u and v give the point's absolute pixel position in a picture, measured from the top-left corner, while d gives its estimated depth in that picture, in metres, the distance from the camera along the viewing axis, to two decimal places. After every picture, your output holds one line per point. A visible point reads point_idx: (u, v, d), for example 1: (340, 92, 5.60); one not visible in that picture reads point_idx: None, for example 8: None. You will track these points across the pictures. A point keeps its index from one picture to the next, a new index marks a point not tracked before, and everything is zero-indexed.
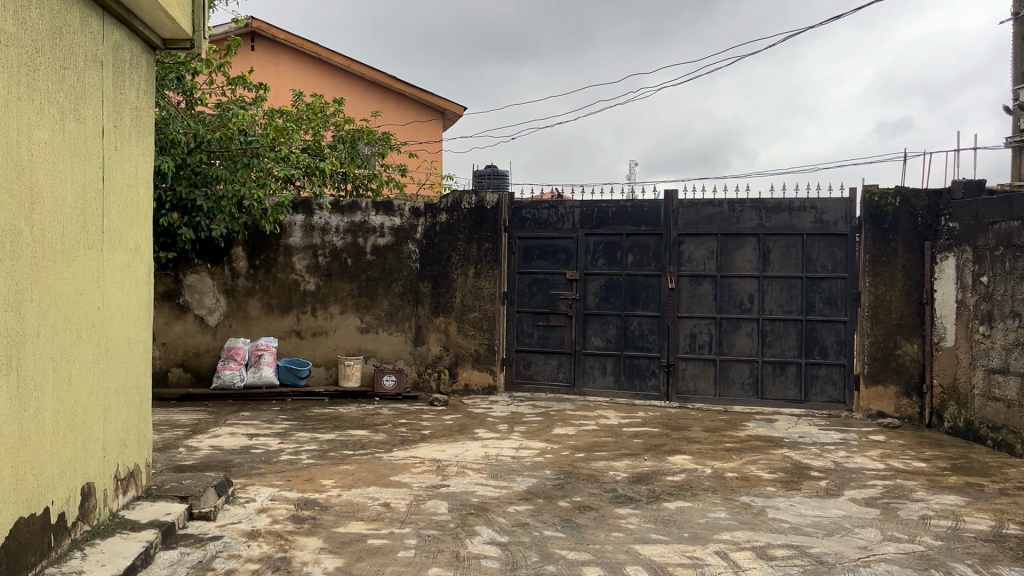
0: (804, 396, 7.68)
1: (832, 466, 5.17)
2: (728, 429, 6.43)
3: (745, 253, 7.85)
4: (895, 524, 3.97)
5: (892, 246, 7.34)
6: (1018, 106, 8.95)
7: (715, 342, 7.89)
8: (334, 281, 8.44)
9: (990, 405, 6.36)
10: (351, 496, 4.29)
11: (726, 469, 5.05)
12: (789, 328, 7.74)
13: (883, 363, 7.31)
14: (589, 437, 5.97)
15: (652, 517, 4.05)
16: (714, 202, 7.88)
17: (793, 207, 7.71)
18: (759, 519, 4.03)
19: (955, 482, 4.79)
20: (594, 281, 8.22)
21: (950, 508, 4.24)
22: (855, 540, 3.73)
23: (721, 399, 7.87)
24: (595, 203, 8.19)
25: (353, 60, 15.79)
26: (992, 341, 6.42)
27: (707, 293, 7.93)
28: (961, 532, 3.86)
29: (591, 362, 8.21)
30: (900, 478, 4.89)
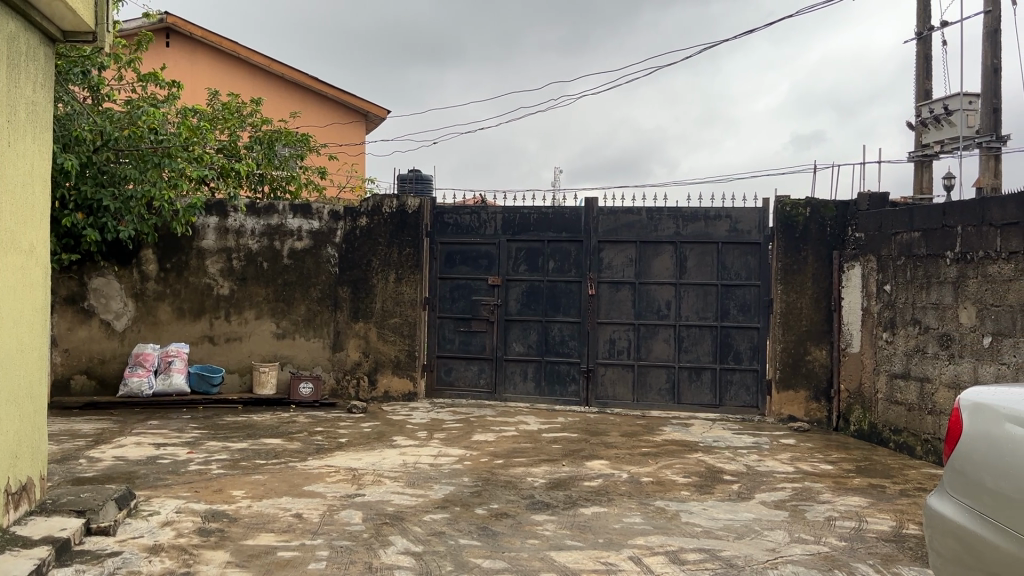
0: (719, 400, 7.85)
1: (744, 469, 5.29)
2: (645, 433, 6.53)
3: (662, 260, 7.99)
4: (802, 526, 4.09)
5: (802, 255, 7.56)
6: (920, 122, 9.38)
7: (633, 348, 8.00)
8: (248, 285, 8.24)
9: (893, 408, 6.62)
10: (262, 507, 4.18)
11: (641, 473, 5.12)
12: (705, 334, 7.90)
13: (793, 368, 7.52)
14: (509, 443, 5.97)
15: (568, 523, 4.07)
16: (633, 209, 8.00)
17: (708, 216, 7.89)
18: (672, 523, 4.09)
19: (860, 484, 4.96)
20: (516, 287, 8.24)
21: (855, 509, 4.39)
22: (763, 542, 3.82)
23: (639, 404, 7.98)
24: (517, 209, 8.21)
25: (273, 59, 15.52)
26: (894, 347, 6.69)
27: (626, 300, 8.03)
28: (864, 533, 3.99)
29: (512, 368, 8.22)
30: (809, 480, 5.04)
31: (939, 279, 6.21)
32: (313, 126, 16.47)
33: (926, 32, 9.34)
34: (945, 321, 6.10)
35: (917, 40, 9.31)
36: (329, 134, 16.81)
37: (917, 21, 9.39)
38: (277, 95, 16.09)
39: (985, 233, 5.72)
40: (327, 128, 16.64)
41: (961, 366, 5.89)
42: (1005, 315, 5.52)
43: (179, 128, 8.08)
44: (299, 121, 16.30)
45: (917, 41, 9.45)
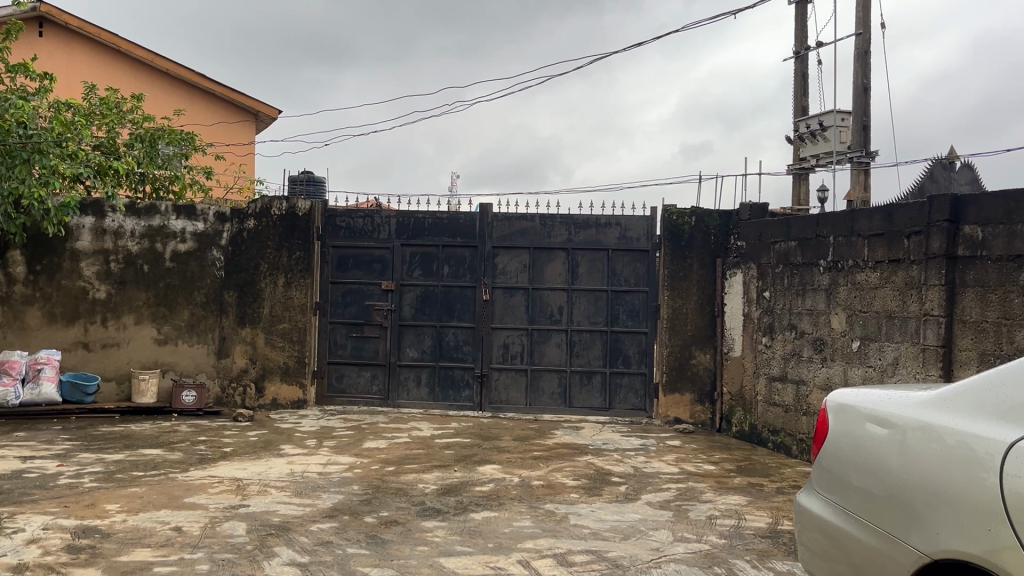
0: (609, 404, 8.02)
1: (631, 471, 5.42)
2: (537, 437, 6.59)
3: (555, 266, 8.11)
4: (684, 525, 4.22)
5: (688, 263, 7.81)
6: (797, 137, 9.87)
7: (527, 353, 8.08)
8: (127, 289, 7.88)
9: (771, 410, 6.92)
10: (139, 521, 4.00)
11: (532, 477, 5.17)
12: (595, 339, 8.06)
13: (679, 372, 7.75)
14: (400, 450, 5.92)
15: (458, 529, 4.07)
16: (527, 216, 8.07)
17: (599, 223, 8.06)
18: (561, 526, 4.15)
19: (739, 483, 5.16)
20: (410, 292, 8.18)
21: (734, 508, 4.56)
22: (648, 542, 3.93)
23: (532, 408, 8.05)
24: (411, 213, 8.15)
25: (157, 54, 14.95)
26: (772, 351, 7.01)
27: (520, 305, 8.11)
28: (742, 530, 4.15)
29: (405, 374, 8.15)
30: (692, 480, 5.20)
31: (813, 287, 6.54)
32: (200, 125, 15.91)
33: (803, 52, 9.84)
34: (819, 326, 6.44)
35: (795, 59, 9.79)
36: (217, 135, 16.30)
37: (795, 40, 9.88)
38: (162, 92, 15.46)
39: (854, 243, 6.06)
40: (214, 128, 16.12)
41: (833, 369, 6.23)
42: (872, 321, 5.86)
43: (52, 123, 7.66)
44: (185, 119, 15.73)
45: (795, 59, 9.93)
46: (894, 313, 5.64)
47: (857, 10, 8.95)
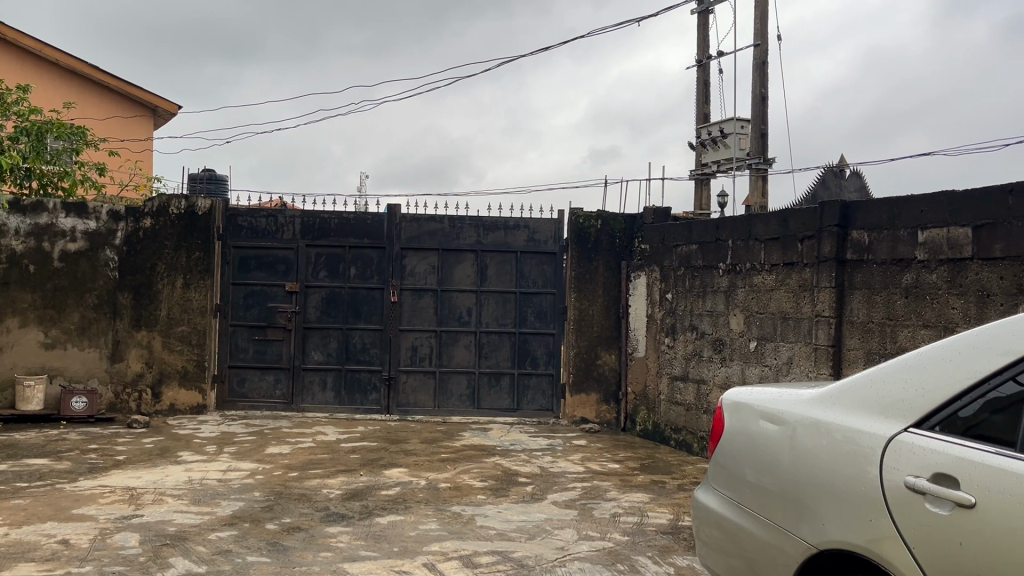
0: (517, 405, 8.07)
1: (538, 471, 5.47)
2: (445, 439, 6.58)
3: (463, 268, 8.10)
4: (589, 523, 4.28)
5: (594, 265, 7.94)
6: (699, 143, 10.16)
7: (435, 355, 8.04)
8: (11, 290, 7.48)
9: (674, 408, 7.10)
10: (21, 535, 3.79)
11: (439, 479, 5.15)
12: (503, 341, 8.09)
13: (586, 372, 7.87)
14: (305, 455, 5.80)
15: (363, 533, 4.01)
16: (435, 218, 8.04)
17: (508, 225, 8.10)
18: (467, 527, 4.14)
19: (643, 481, 5.28)
20: (315, 293, 8.03)
21: (637, 505, 4.66)
22: (553, 541, 3.97)
23: (440, 410, 8.03)
24: (316, 213, 8.01)
25: (48, 43, 14.20)
26: (674, 351, 7.19)
27: (428, 307, 8.06)
28: (645, 527, 4.24)
29: (310, 378, 8.00)
30: (597, 479, 5.29)
31: (713, 289, 6.75)
32: (93, 119, 15.23)
33: (706, 61, 10.14)
34: (718, 327, 6.64)
35: (698, 67, 10.09)
36: (110, 130, 15.56)
37: (698, 50, 10.17)
38: (51, 84, 14.71)
39: (752, 247, 6.28)
40: (109, 122, 15.46)
41: (732, 369, 6.45)
42: (768, 322, 6.08)
43: None
44: (76, 112, 15.02)
45: (698, 68, 10.22)
46: (789, 314, 5.87)
47: (755, 23, 9.29)
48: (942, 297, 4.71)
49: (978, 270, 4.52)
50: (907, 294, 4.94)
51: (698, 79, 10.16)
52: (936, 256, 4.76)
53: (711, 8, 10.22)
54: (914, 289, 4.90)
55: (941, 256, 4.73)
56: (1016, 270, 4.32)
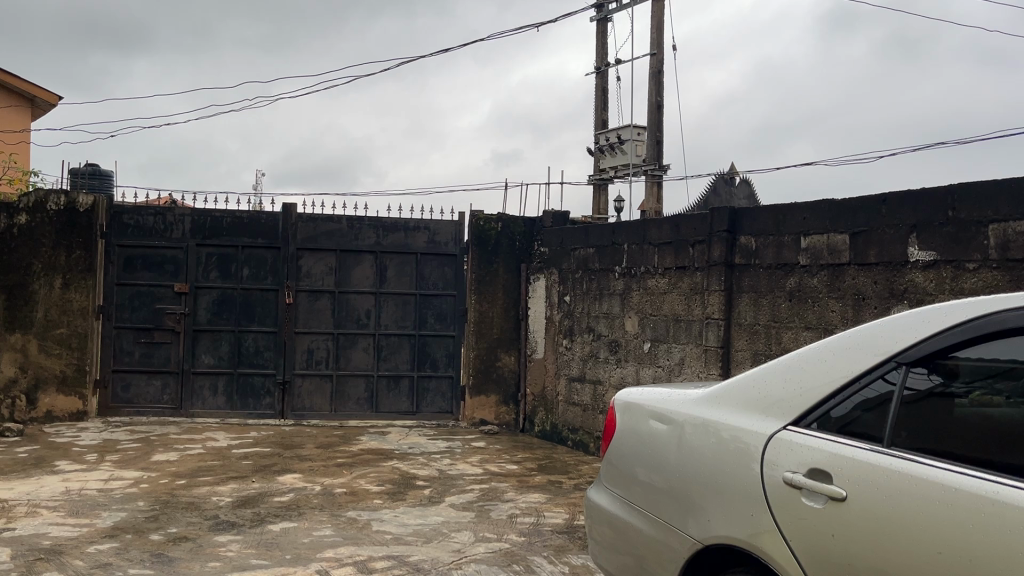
0: (416, 407, 8.02)
1: (436, 474, 5.45)
2: (341, 444, 6.47)
3: (362, 270, 7.98)
4: (486, 525, 4.29)
5: (493, 268, 7.96)
6: (597, 149, 10.35)
7: (332, 358, 7.90)
8: None
9: (571, 409, 7.21)
10: None
11: (334, 484, 5.06)
12: (402, 343, 8.02)
13: (485, 374, 7.89)
14: (193, 462, 5.60)
15: (253, 542, 3.90)
16: (333, 218, 7.90)
17: (407, 227, 8.05)
18: (363, 533, 4.09)
19: (540, 482, 5.33)
20: (205, 294, 7.76)
21: (534, 505, 4.70)
22: (449, 544, 3.96)
23: (336, 414, 7.90)
24: (207, 212, 7.75)
25: None
26: (572, 352, 7.30)
27: (325, 309, 7.91)
28: (541, 527, 4.29)
29: (200, 382, 7.73)
30: (495, 481, 5.31)
31: (609, 291, 6.88)
32: None
33: (604, 68, 10.34)
34: (614, 328, 6.78)
35: (597, 74, 10.28)
36: None
37: (597, 57, 10.37)
38: None
39: (646, 251, 6.44)
40: None
41: (627, 369, 6.60)
42: (662, 324, 6.24)
43: None
44: None
45: (596, 75, 10.42)
46: (681, 316, 6.05)
47: (651, 33, 9.54)
48: (822, 300, 4.95)
49: (855, 275, 4.76)
50: (791, 297, 5.16)
51: (597, 86, 10.36)
52: (817, 262, 4.99)
53: (609, 16, 10.44)
54: (797, 292, 5.13)
55: (822, 261, 4.97)
56: (888, 275, 4.58)
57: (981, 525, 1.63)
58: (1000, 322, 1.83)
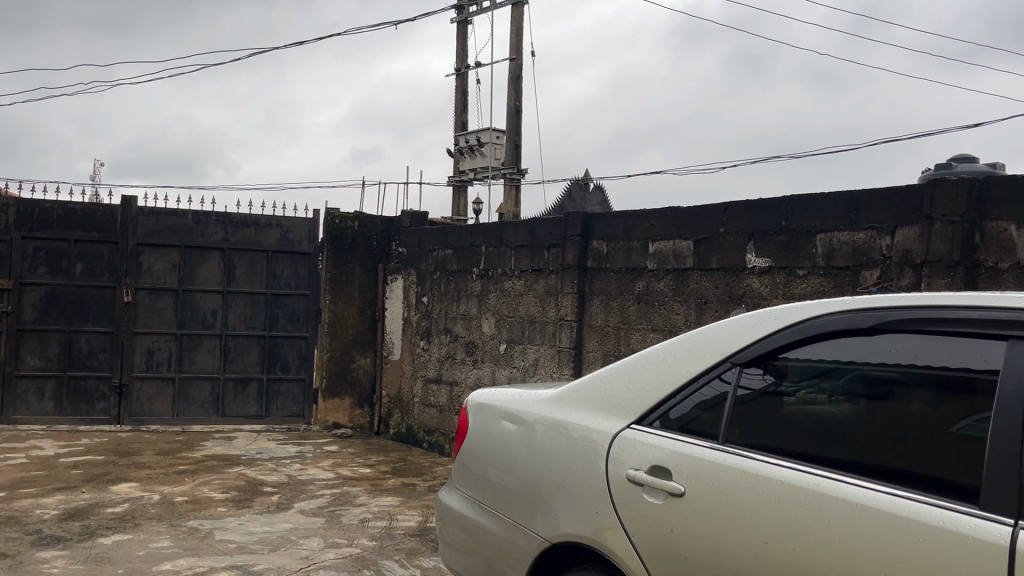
0: (265, 411, 7.75)
1: (284, 479, 5.28)
2: (183, 450, 6.16)
3: (208, 267, 7.63)
4: (337, 531, 4.20)
5: (349, 267, 7.79)
6: (456, 150, 10.35)
7: (174, 360, 7.50)
8: None
9: (427, 411, 7.18)
10: None
11: (174, 493, 4.81)
12: (251, 344, 7.72)
13: (339, 376, 7.70)
14: (14, 473, 5.17)
15: (81, 557, 3.64)
16: (177, 212, 7.51)
17: (258, 223, 7.76)
18: (204, 543, 3.90)
19: (393, 485, 5.27)
20: (32, 292, 7.20)
21: (387, 509, 4.64)
22: (297, 551, 3.84)
23: (179, 419, 7.51)
24: (35, 202, 7.18)
25: None
26: (429, 354, 7.27)
27: (167, 307, 7.50)
28: (392, 531, 4.24)
29: (24, 386, 7.18)
30: (346, 485, 5.20)
31: (466, 293, 6.91)
32: None
33: (464, 70, 10.36)
34: (471, 330, 6.82)
35: (457, 76, 10.30)
36: None
37: (457, 60, 10.39)
38: None
39: (503, 253, 6.51)
40: None
41: (483, 370, 6.65)
42: (517, 325, 6.32)
43: None
44: None
45: (457, 76, 10.43)
46: (536, 318, 6.15)
47: (511, 38, 9.66)
48: (668, 304, 5.16)
49: (698, 280, 4.99)
50: (639, 300, 5.36)
51: (458, 88, 10.39)
52: (664, 266, 5.20)
53: (469, 19, 10.48)
54: (645, 295, 5.32)
55: (668, 266, 5.18)
56: (727, 280, 4.83)
57: (810, 520, 1.73)
58: (824, 325, 1.95)
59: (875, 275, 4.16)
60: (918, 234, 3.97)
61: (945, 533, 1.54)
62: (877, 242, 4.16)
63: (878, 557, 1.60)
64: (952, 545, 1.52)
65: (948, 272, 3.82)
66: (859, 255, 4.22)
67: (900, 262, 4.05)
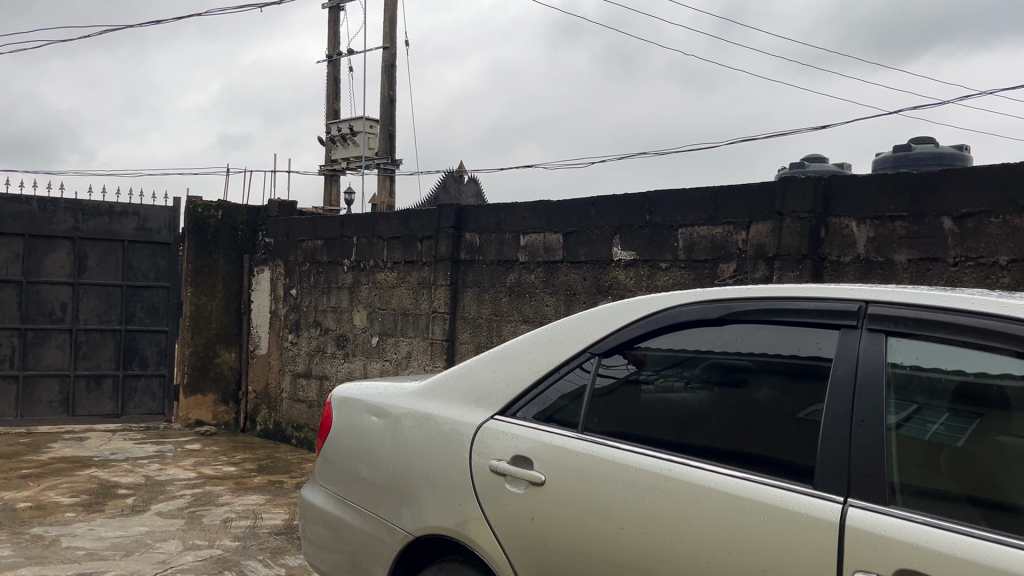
0: (121, 410, 7.37)
1: (141, 481, 5.02)
2: (28, 453, 5.76)
3: (56, 257, 7.16)
4: (196, 532, 4.03)
5: (213, 258, 7.48)
6: (328, 139, 10.12)
7: (18, 357, 7.00)
8: None
9: (295, 406, 7.02)
10: None
11: (17, 499, 4.49)
12: (105, 339, 7.31)
13: (201, 372, 7.40)
14: None
15: None
16: (20, 198, 6.98)
17: (113, 211, 7.34)
18: (50, 550, 3.66)
19: (258, 483, 5.11)
20: None
21: (251, 508, 4.50)
22: (153, 555, 3.67)
23: (24, 420, 7.02)
24: None
25: None
26: (298, 348, 7.10)
27: (10, 301, 6.99)
28: (257, 530, 4.11)
29: None
30: (209, 484, 5.01)
31: (337, 285, 6.78)
32: None
33: (336, 57, 10.14)
34: (342, 323, 6.70)
35: (329, 63, 10.07)
36: None
37: (328, 47, 10.14)
38: None
39: (374, 245, 6.42)
40: None
41: (354, 364, 6.56)
42: (389, 318, 6.26)
43: None
44: None
45: (328, 63, 10.20)
46: (408, 310, 6.11)
47: (384, 26, 9.51)
48: (538, 296, 5.24)
49: (567, 272, 5.09)
50: (510, 293, 5.41)
51: (330, 76, 10.15)
52: (534, 259, 5.27)
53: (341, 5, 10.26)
54: (516, 287, 5.38)
55: (538, 258, 5.25)
56: (595, 273, 4.95)
57: (665, 513, 1.78)
58: (678, 316, 2.02)
59: (732, 268, 4.35)
60: (770, 229, 4.18)
61: (786, 532, 1.61)
62: (733, 237, 4.36)
63: (725, 552, 1.67)
64: (792, 539, 1.60)
65: (797, 265, 4.06)
66: (717, 249, 4.41)
67: (753, 256, 4.26)
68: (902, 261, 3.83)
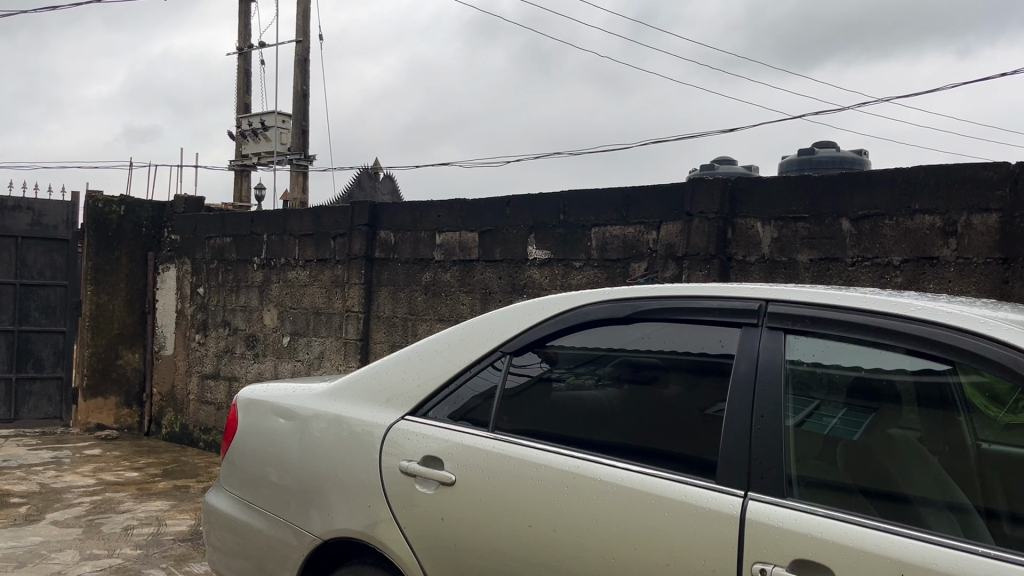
0: (14, 414, 7.01)
1: (36, 488, 4.78)
2: None
3: None
4: (95, 541, 3.87)
5: (115, 255, 7.18)
6: (238, 133, 9.86)
7: None
8: None
9: (203, 408, 6.81)
10: None
11: None
12: None
13: (103, 373, 7.09)
14: None
15: None
16: None
17: (5, 206, 6.97)
18: None
19: (163, 488, 4.94)
20: None
21: (155, 514, 4.34)
22: (47, 566, 3.50)
23: None
24: None
25: None
26: (206, 348, 6.89)
27: None
28: (160, 537, 3.97)
29: None
30: (109, 491, 4.81)
31: (247, 283, 6.60)
32: None
33: (246, 49, 9.88)
34: (252, 322, 6.53)
35: (239, 55, 9.81)
36: None
37: (238, 40, 9.87)
38: None
39: (286, 242, 6.28)
40: None
41: (265, 364, 6.41)
42: (301, 317, 6.14)
43: None
44: None
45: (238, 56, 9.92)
46: (321, 309, 6.01)
47: (297, 19, 9.32)
48: (454, 294, 5.22)
49: (482, 270, 5.09)
50: (426, 291, 5.38)
51: (240, 69, 9.88)
52: (450, 257, 5.24)
53: None
54: (431, 286, 5.35)
55: (453, 257, 5.23)
56: (510, 272, 4.96)
57: (573, 509, 1.79)
58: (588, 314, 2.04)
59: (643, 267, 4.43)
60: (680, 229, 4.27)
61: (691, 528, 1.64)
62: (644, 236, 4.44)
63: (631, 546, 1.69)
64: (695, 532, 1.63)
65: (705, 264, 4.15)
66: (628, 248, 4.48)
67: (664, 256, 4.34)
68: (804, 261, 3.97)
